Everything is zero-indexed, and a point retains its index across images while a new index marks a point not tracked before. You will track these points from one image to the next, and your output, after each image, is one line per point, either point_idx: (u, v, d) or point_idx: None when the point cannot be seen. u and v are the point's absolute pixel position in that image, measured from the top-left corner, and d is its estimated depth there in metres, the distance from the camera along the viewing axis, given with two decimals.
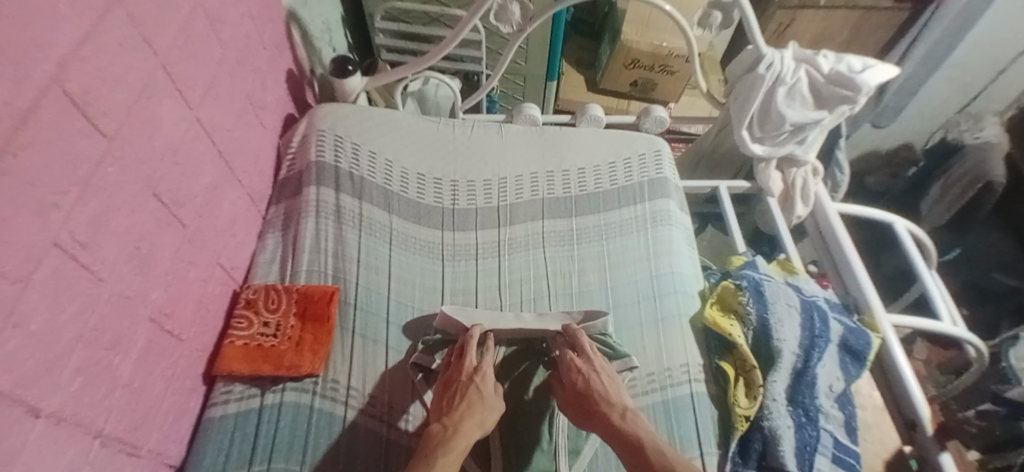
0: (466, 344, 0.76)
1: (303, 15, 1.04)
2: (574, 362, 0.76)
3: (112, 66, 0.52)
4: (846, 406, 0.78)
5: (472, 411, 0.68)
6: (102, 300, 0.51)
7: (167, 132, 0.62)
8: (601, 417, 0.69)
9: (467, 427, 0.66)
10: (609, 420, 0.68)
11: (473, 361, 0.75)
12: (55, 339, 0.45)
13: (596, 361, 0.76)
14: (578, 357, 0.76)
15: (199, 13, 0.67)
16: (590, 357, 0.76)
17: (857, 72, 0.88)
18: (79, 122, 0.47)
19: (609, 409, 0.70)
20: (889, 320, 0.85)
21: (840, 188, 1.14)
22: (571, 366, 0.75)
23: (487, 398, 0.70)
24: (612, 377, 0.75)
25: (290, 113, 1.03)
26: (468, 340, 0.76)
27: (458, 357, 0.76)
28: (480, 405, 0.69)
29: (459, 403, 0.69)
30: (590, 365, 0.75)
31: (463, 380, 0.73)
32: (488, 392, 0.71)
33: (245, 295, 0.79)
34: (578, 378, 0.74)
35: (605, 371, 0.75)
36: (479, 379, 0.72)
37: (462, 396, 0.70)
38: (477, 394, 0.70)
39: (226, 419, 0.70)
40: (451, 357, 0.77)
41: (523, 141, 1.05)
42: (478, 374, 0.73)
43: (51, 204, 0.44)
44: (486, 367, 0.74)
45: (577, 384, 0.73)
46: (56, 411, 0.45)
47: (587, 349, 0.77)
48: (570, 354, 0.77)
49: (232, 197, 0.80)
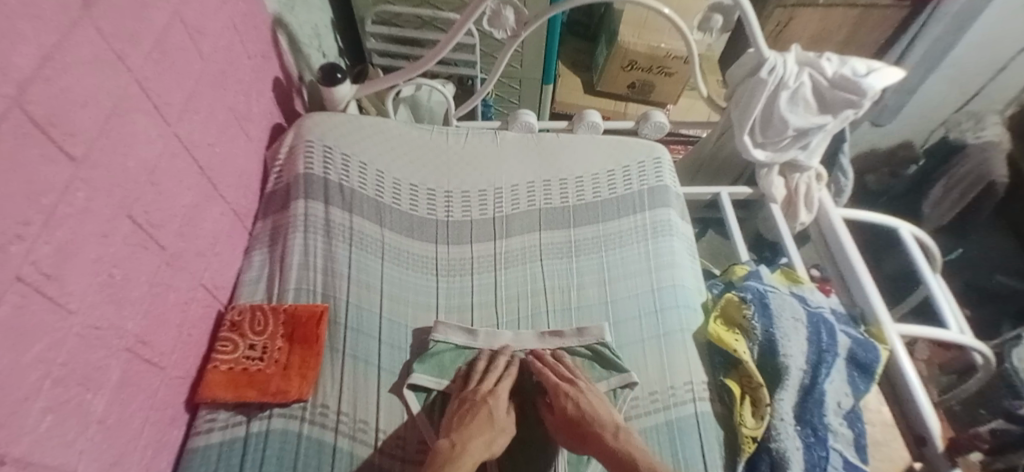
0: (493, 364, 0.77)
1: (290, 21, 1.01)
2: (562, 386, 0.73)
3: (80, 86, 0.49)
4: (856, 423, 0.74)
5: (483, 431, 0.67)
6: (72, 334, 0.48)
7: (142, 151, 0.59)
8: (595, 438, 0.67)
9: (476, 447, 0.65)
10: (604, 441, 0.67)
11: (492, 386, 0.73)
12: (19, 381, 0.42)
13: (580, 384, 0.74)
14: (564, 382, 0.74)
15: (177, 24, 0.64)
16: (574, 382, 0.74)
17: (863, 76, 0.85)
18: (43, 147, 0.44)
19: (602, 428, 0.68)
20: (896, 330, 0.82)
21: (844, 194, 1.11)
22: (559, 391, 0.72)
23: (498, 420, 0.69)
24: (597, 396, 0.73)
25: (278, 123, 1.00)
26: (494, 362, 0.77)
27: (473, 388, 0.73)
28: (490, 426, 0.68)
29: (472, 422, 0.67)
30: (576, 389, 0.72)
31: (477, 399, 0.71)
32: (500, 412, 0.70)
33: (230, 317, 0.76)
34: (566, 402, 0.71)
35: (593, 393, 0.73)
36: (492, 401, 0.70)
37: (472, 417, 0.68)
38: (489, 415, 0.68)
39: (209, 449, 0.67)
40: (459, 392, 0.74)
41: (519, 149, 1.01)
42: (492, 396, 0.71)
43: (13, 237, 0.41)
44: (501, 389, 0.72)
45: (566, 409, 0.70)
46: (23, 456, 0.42)
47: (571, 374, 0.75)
48: (555, 380, 0.74)
49: (216, 214, 0.77)
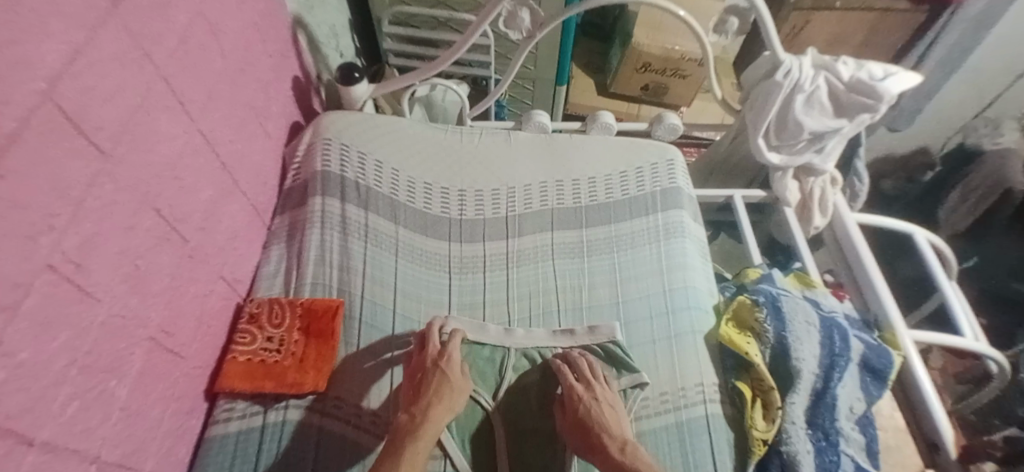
0: (427, 333, 0.76)
1: (308, 20, 1.02)
2: (575, 390, 0.73)
3: (107, 82, 0.50)
4: (868, 428, 0.74)
5: (441, 396, 0.69)
6: (98, 323, 0.50)
7: (167, 146, 0.61)
8: (600, 447, 0.67)
9: (437, 413, 0.67)
10: (608, 452, 0.66)
11: (438, 352, 0.74)
12: (46, 368, 0.43)
13: (597, 389, 0.74)
14: (579, 384, 0.74)
15: (200, 23, 0.66)
16: (590, 385, 0.74)
17: (879, 79, 0.84)
18: (72, 140, 0.46)
19: (609, 441, 0.67)
20: (910, 336, 0.81)
21: (859, 199, 1.11)
22: (573, 394, 0.73)
23: (454, 381, 0.71)
24: (612, 406, 0.73)
25: (296, 120, 1.02)
26: (429, 330, 0.76)
27: (423, 349, 0.75)
28: (451, 388, 0.70)
29: (429, 391, 0.69)
30: (590, 393, 0.73)
31: (427, 367, 0.72)
32: (454, 374, 0.72)
33: (248, 309, 0.77)
34: (579, 406, 0.71)
35: (605, 399, 0.73)
36: (444, 364, 0.72)
37: (431, 386, 0.70)
38: (444, 376, 0.71)
39: (227, 438, 0.69)
40: (418, 349, 0.76)
41: (531, 149, 1.02)
42: (442, 359, 0.73)
43: (42, 228, 0.42)
44: (451, 350, 0.74)
45: (577, 412, 0.71)
46: (48, 440, 0.44)
47: (587, 375, 0.75)
48: (571, 381, 0.75)
49: (235, 209, 0.79)
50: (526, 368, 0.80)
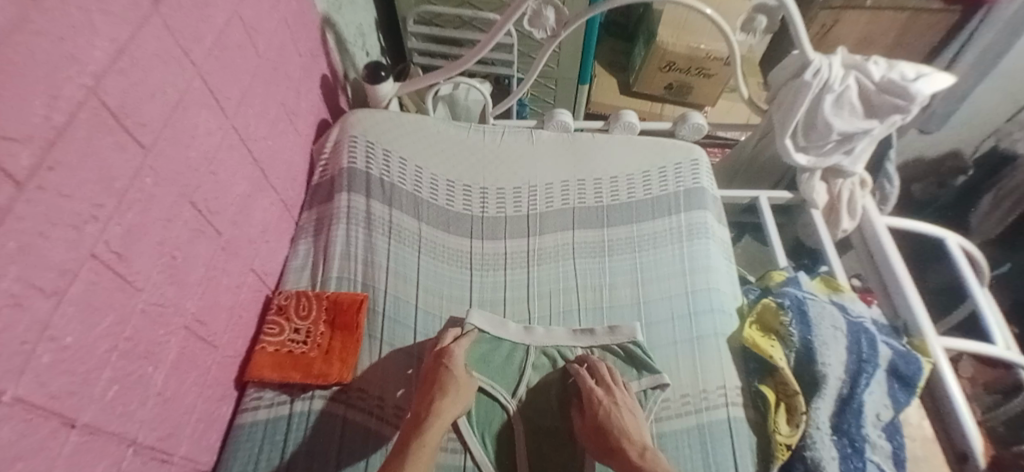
0: (441, 339, 0.79)
1: (337, 20, 1.04)
2: (595, 393, 0.74)
3: (149, 78, 0.52)
4: (895, 436, 0.71)
5: (446, 388, 0.71)
6: (138, 310, 0.52)
7: (203, 142, 0.63)
8: (619, 451, 0.68)
9: (444, 407, 0.69)
10: (627, 456, 0.67)
11: (444, 348, 0.76)
12: (90, 352, 0.45)
13: (617, 394, 0.74)
14: (599, 388, 0.74)
15: (235, 22, 0.68)
16: (610, 390, 0.74)
17: (912, 80, 0.82)
18: (116, 135, 0.48)
19: (629, 445, 0.68)
20: (940, 344, 0.79)
21: (890, 201, 1.08)
22: (593, 397, 0.73)
23: (458, 378, 0.72)
24: (630, 409, 0.73)
25: (324, 119, 1.04)
26: (440, 339, 0.78)
27: (434, 347, 0.78)
28: (455, 382, 0.71)
29: (435, 388, 0.71)
30: (610, 398, 0.73)
31: (435, 364, 0.74)
32: (459, 370, 0.73)
33: (277, 301, 0.80)
34: (599, 410, 0.72)
35: (625, 405, 0.73)
36: (448, 361, 0.73)
37: (436, 382, 0.71)
38: (448, 374, 0.72)
39: (256, 425, 0.71)
40: (429, 351, 0.79)
41: (554, 148, 1.02)
42: (447, 355, 0.74)
43: (87, 218, 0.44)
44: (455, 348, 0.76)
45: (597, 414, 0.71)
46: (90, 422, 0.46)
47: (607, 379, 0.76)
48: (591, 385, 0.75)
49: (266, 204, 0.81)
50: (541, 371, 0.81)
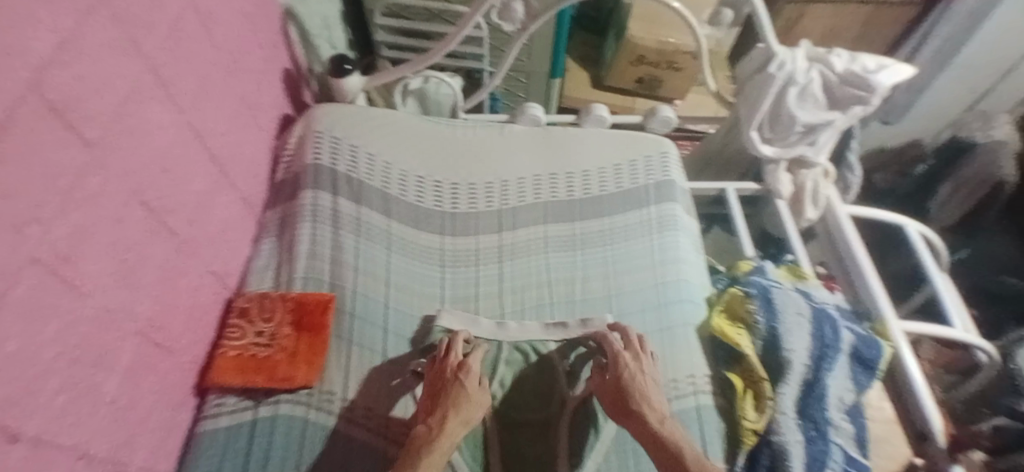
0: (452, 342, 0.75)
1: (299, 12, 1.01)
2: (623, 357, 0.72)
3: (95, 71, 0.49)
4: (856, 418, 0.74)
5: (458, 407, 0.67)
6: (86, 315, 0.49)
7: (157, 137, 0.61)
8: (636, 415, 0.66)
9: (453, 425, 0.65)
10: (644, 417, 0.66)
11: (459, 362, 0.72)
12: (35, 359, 0.43)
13: (643, 360, 0.73)
14: (626, 351, 0.73)
15: (190, 12, 0.65)
16: (637, 356, 0.73)
17: (872, 72, 0.84)
18: (60, 131, 0.45)
19: (648, 409, 0.66)
20: (901, 328, 0.82)
21: (852, 191, 1.11)
22: (619, 360, 0.72)
23: (475, 395, 0.69)
24: (655, 379, 0.72)
25: (286, 113, 1.01)
26: (453, 339, 0.75)
27: (444, 357, 0.73)
28: (468, 399, 0.68)
29: (448, 401, 0.67)
30: (637, 363, 0.72)
31: (449, 378, 0.70)
32: (472, 384, 0.70)
33: (239, 304, 0.78)
34: (623, 372, 0.70)
35: (651, 373, 0.72)
36: (464, 377, 0.70)
37: (449, 397, 0.68)
38: (464, 389, 0.68)
39: (217, 433, 0.69)
40: (437, 356, 0.74)
41: (525, 142, 1.02)
42: (463, 370, 0.71)
43: (28, 219, 0.41)
44: (472, 363, 0.72)
45: (621, 377, 0.70)
46: (37, 434, 0.43)
47: (636, 345, 0.74)
48: (618, 348, 0.74)
49: (225, 201, 0.79)
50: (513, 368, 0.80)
